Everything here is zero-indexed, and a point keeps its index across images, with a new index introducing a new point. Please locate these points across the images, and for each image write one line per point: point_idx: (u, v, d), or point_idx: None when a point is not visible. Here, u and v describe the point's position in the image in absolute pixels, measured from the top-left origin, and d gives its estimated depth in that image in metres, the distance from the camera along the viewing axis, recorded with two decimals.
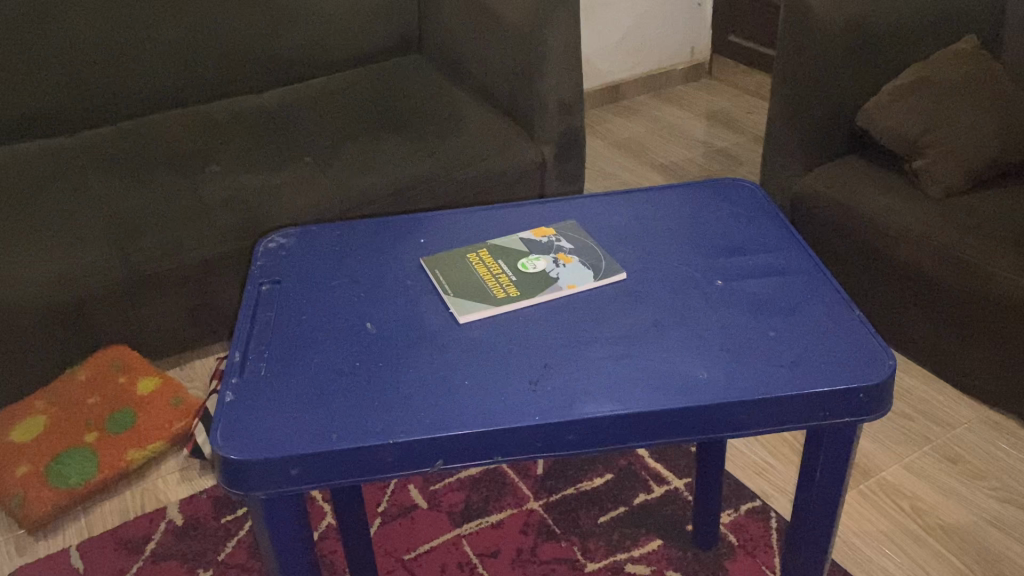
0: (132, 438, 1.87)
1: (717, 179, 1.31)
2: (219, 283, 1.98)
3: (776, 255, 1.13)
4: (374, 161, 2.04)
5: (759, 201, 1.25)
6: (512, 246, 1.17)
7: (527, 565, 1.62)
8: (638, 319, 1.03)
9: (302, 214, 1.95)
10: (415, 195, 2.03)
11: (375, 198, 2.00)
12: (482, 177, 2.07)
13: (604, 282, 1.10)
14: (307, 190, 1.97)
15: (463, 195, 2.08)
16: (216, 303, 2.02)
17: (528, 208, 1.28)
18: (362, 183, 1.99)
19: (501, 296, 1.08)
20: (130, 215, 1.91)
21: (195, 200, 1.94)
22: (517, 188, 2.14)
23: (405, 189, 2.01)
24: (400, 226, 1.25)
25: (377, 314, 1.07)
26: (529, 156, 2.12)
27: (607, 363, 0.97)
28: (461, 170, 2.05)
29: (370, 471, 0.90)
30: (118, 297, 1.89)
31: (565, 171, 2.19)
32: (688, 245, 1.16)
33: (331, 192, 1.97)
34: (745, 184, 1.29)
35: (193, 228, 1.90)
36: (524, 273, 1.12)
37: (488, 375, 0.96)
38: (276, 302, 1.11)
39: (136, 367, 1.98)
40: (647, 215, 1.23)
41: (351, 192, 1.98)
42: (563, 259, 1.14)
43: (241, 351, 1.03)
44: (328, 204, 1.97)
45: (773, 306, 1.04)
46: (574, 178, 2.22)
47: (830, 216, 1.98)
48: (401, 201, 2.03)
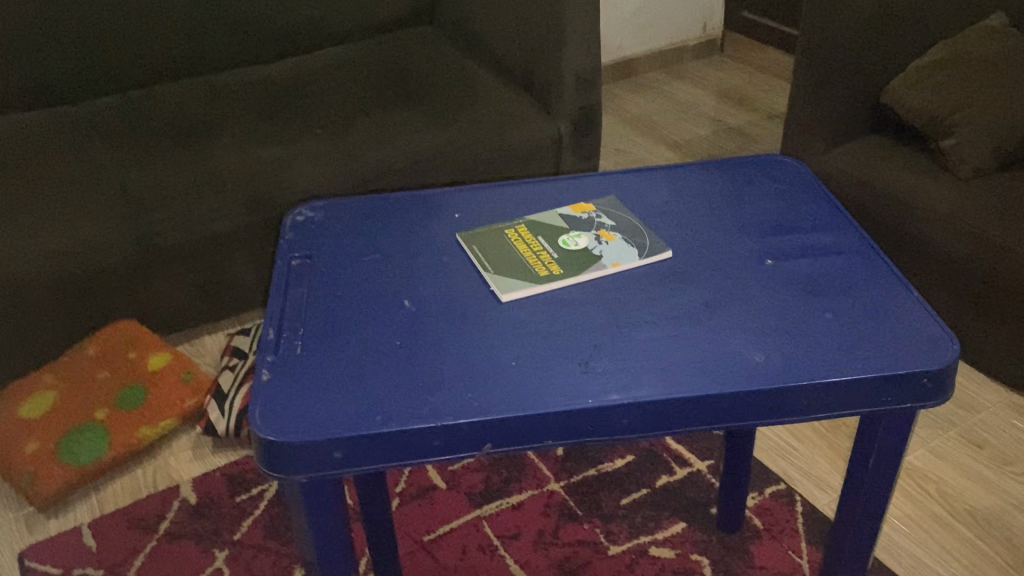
0: (143, 415, 1.83)
1: (758, 154, 1.27)
2: (231, 257, 1.94)
3: (827, 234, 1.10)
4: (389, 135, 1.99)
5: (804, 179, 1.21)
6: (551, 222, 1.13)
7: (549, 548, 1.59)
8: (689, 299, 0.99)
9: (315, 189, 1.90)
10: (431, 169, 1.99)
11: (390, 172, 1.95)
12: (498, 152, 2.02)
13: (649, 260, 1.06)
14: (323, 163, 1.92)
15: (481, 171, 2.03)
16: (227, 278, 1.98)
17: (563, 182, 1.24)
18: (378, 158, 1.94)
19: (544, 273, 1.04)
20: (140, 187, 1.86)
21: (205, 173, 1.90)
22: (534, 164, 2.09)
23: (421, 164, 1.96)
24: (432, 201, 1.21)
25: (414, 291, 1.03)
26: (547, 132, 2.06)
27: (659, 344, 0.93)
28: (477, 145, 2.01)
29: (416, 454, 0.86)
30: (128, 271, 1.84)
31: (584, 147, 2.14)
32: (733, 223, 1.12)
33: (345, 166, 1.92)
34: (788, 161, 1.25)
35: (206, 201, 1.85)
36: (566, 250, 1.08)
37: (535, 357, 0.92)
38: (309, 278, 1.07)
39: (146, 343, 1.93)
40: (688, 192, 1.19)
41: (364, 166, 1.93)
42: (604, 236, 1.10)
43: (275, 328, 0.98)
44: (343, 178, 1.92)
45: (826, 286, 1.01)
46: (592, 155, 2.17)
47: (855, 196, 1.94)
48: (417, 175, 1.98)
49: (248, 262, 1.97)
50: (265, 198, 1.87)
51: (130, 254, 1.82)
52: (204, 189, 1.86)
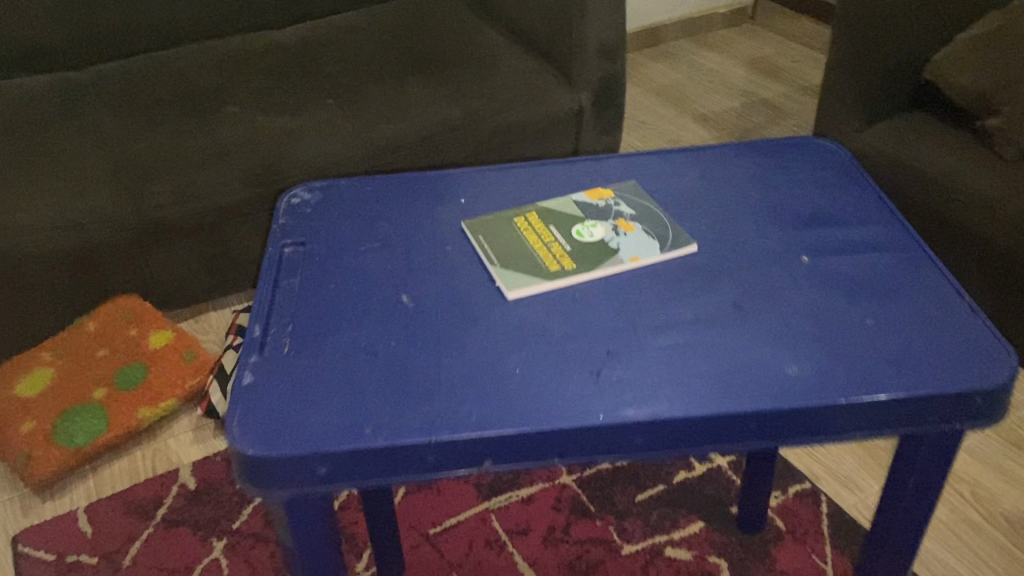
0: (143, 395, 1.77)
1: (792, 136, 1.16)
2: (235, 231, 1.86)
3: (868, 228, 0.99)
4: (400, 106, 1.89)
5: (843, 164, 1.11)
6: (564, 210, 1.04)
7: (559, 546, 1.52)
8: (714, 301, 0.90)
9: (322, 161, 1.81)
10: (444, 143, 1.89)
11: (401, 145, 1.85)
12: (515, 126, 1.93)
13: (672, 254, 0.96)
14: (331, 135, 1.83)
15: (496, 146, 1.94)
16: (231, 253, 1.90)
17: (579, 164, 1.14)
18: (389, 129, 1.85)
19: (555, 269, 0.95)
20: (142, 156, 1.78)
21: (210, 142, 1.81)
22: (552, 138, 1.99)
23: (434, 137, 1.87)
24: (437, 183, 1.12)
25: (413, 286, 0.95)
26: (566, 104, 1.96)
27: (680, 353, 0.84)
28: (493, 118, 1.91)
29: (408, 471, 0.78)
30: (128, 244, 1.77)
31: (605, 121, 2.04)
32: (765, 214, 1.02)
33: (354, 138, 1.82)
34: (826, 144, 1.14)
35: (209, 173, 1.77)
36: (579, 242, 0.99)
37: (542, 364, 0.84)
38: (301, 268, 0.99)
39: (148, 319, 1.87)
40: (715, 179, 1.09)
41: (374, 139, 1.84)
42: (622, 226, 1.01)
43: (261, 325, 0.90)
44: (351, 150, 1.83)
45: (867, 288, 0.91)
46: (613, 128, 2.07)
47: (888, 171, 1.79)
48: (430, 149, 1.88)
49: (252, 237, 1.89)
50: (271, 170, 1.79)
51: (131, 226, 1.74)
52: (208, 159, 1.78)
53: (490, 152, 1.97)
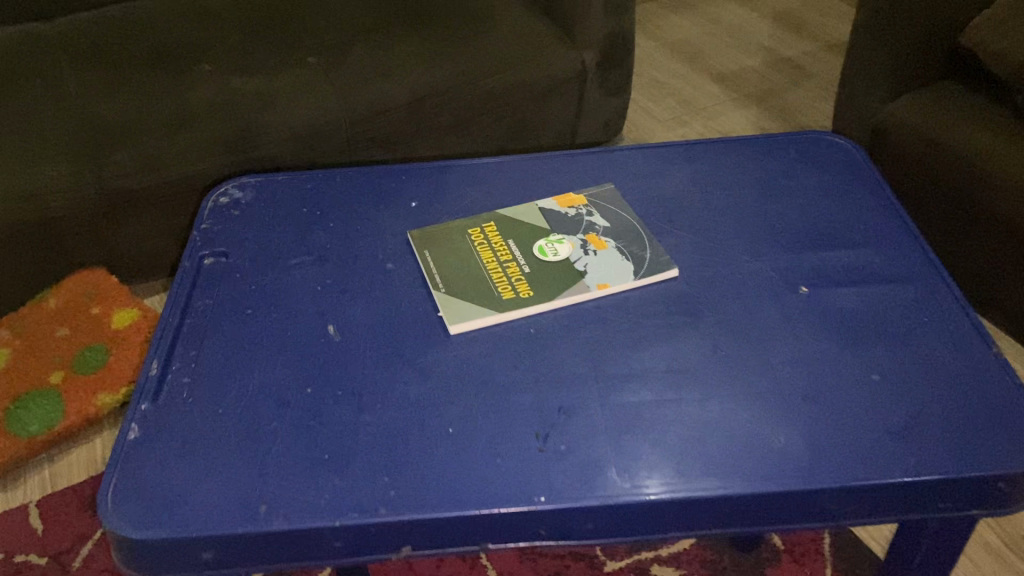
0: (110, 376, 1.35)
1: (800, 133, 1.00)
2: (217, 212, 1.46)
3: (881, 253, 0.84)
4: (386, 66, 1.50)
5: (856, 167, 0.95)
6: (528, 220, 0.90)
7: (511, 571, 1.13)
8: (692, 346, 0.76)
9: (301, 128, 1.41)
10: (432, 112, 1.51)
11: (388, 115, 1.48)
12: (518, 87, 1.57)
13: (648, 280, 0.82)
14: (321, 96, 1.44)
15: (498, 115, 1.60)
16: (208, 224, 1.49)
17: (552, 160, 0.99)
18: (380, 89, 1.47)
19: (510, 296, 0.81)
20: (92, 117, 1.38)
21: (175, 103, 1.40)
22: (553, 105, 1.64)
23: (429, 99, 1.49)
24: (387, 181, 0.97)
25: (339, 311, 0.81)
26: (565, 62, 1.62)
27: (648, 417, 0.70)
28: (491, 79, 1.54)
29: (311, 557, 0.65)
30: (79, 224, 1.37)
31: (609, 82, 1.71)
32: (761, 228, 0.87)
33: (338, 102, 1.44)
34: (838, 142, 0.99)
35: (182, 138, 1.37)
36: (541, 262, 0.84)
37: (482, 423, 0.70)
38: (218, 285, 0.85)
39: (113, 295, 1.45)
40: (707, 183, 0.94)
41: (358, 104, 1.45)
42: (592, 242, 0.87)
43: (160, 362, 0.77)
44: (342, 114, 1.45)
45: (878, 331, 0.76)
46: (619, 90, 1.76)
47: (918, 160, 1.40)
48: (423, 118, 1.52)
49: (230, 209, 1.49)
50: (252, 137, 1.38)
51: (81, 205, 1.33)
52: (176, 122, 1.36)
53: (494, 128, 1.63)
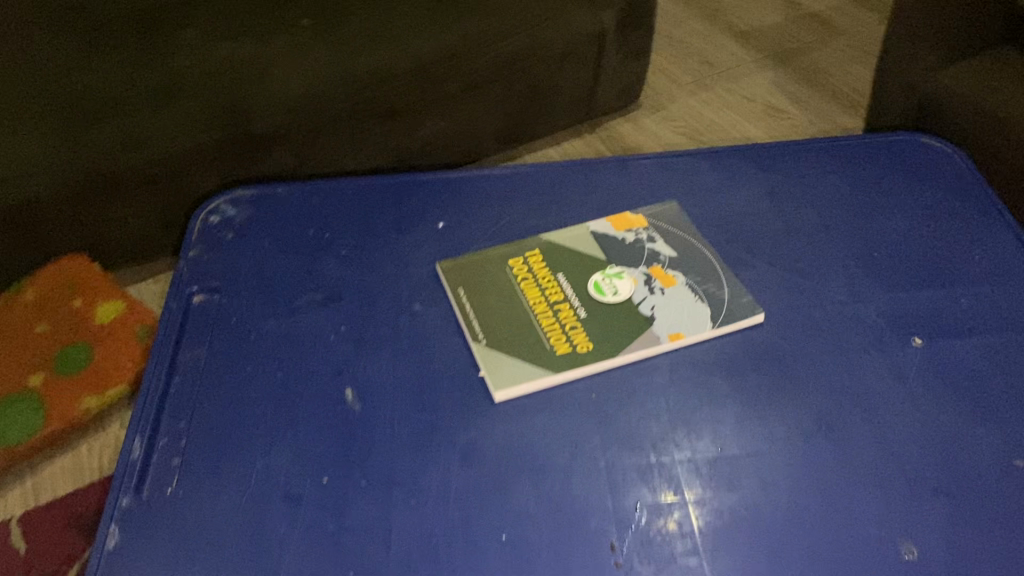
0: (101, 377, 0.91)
1: (891, 136, 0.86)
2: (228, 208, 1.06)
3: (1007, 292, 0.70)
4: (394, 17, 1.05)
5: (957, 177, 0.81)
6: (579, 247, 0.76)
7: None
8: (790, 417, 0.63)
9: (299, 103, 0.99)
10: (442, 76, 1.08)
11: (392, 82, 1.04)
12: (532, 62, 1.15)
13: (728, 327, 0.68)
14: (326, 57, 1.01)
15: (516, 98, 1.19)
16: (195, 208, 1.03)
17: (600, 167, 0.84)
18: (382, 51, 1.02)
19: (564, 351, 0.67)
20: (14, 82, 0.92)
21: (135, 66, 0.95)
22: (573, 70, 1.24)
23: (443, 66, 1.07)
24: (407, 196, 0.83)
25: (359, 367, 0.67)
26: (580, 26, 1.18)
27: (746, 522, 0.57)
28: (514, 38, 1.11)
29: None
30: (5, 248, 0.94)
31: (631, 44, 1.27)
32: (859, 260, 0.74)
33: (337, 68, 1.00)
34: (933, 145, 0.84)
35: (180, 110, 0.94)
36: (598, 305, 0.71)
37: (540, 527, 0.57)
38: (211, 332, 0.71)
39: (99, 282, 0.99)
40: (787, 198, 0.79)
41: (361, 71, 1.02)
42: (658, 278, 0.73)
43: (144, 440, 0.64)
44: (346, 84, 1.01)
45: (1014, 399, 0.63)
46: (642, 50, 1.30)
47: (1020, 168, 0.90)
48: (430, 99, 1.10)
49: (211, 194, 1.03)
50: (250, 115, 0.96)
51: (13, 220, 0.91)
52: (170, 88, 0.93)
53: (508, 117, 1.22)
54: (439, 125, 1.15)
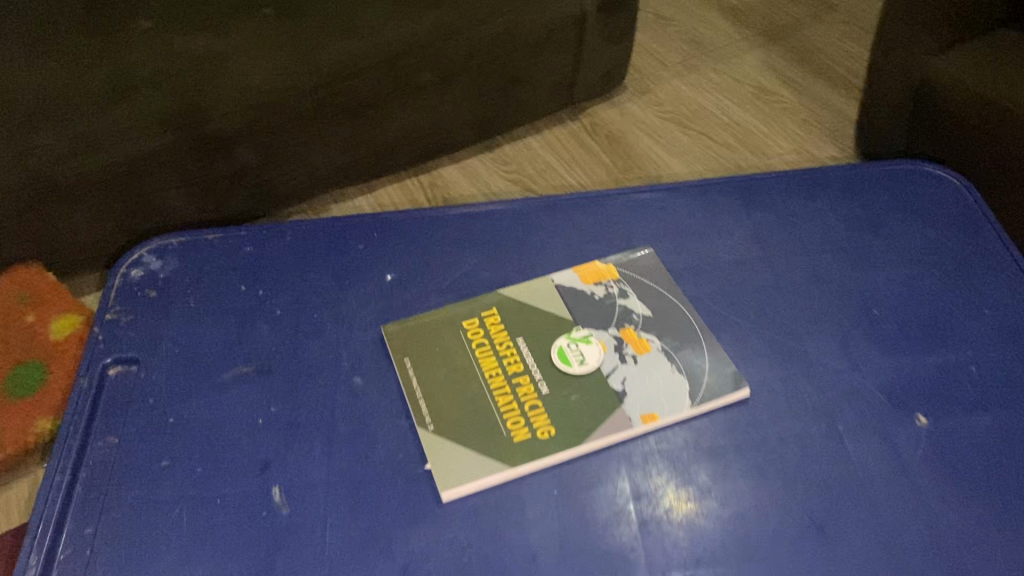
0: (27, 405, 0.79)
1: (893, 166, 0.78)
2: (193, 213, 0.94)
3: (1021, 357, 0.63)
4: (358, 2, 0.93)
5: (963, 214, 0.73)
6: (542, 305, 0.67)
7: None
8: (778, 518, 0.55)
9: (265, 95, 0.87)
10: (410, 66, 0.96)
11: (357, 72, 0.92)
12: (508, 52, 1.04)
13: (708, 405, 0.61)
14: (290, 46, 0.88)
15: (489, 93, 1.08)
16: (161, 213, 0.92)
17: (568, 207, 0.76)
18: (348, 40, 0.90)
19: (523, 437, 0.59)
20: None
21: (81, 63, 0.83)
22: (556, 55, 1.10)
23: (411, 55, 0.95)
24: (353, 240, 0.74)
25: (292, 456, 0.59)
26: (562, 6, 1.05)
27: None
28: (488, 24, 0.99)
29: None
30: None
31: (613, 25, 1.13)
32: (856, 318, 0.66)
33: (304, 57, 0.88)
34: (934, 177, 0.76)
35: None
36: (562, 378, 0.62)
37: None
38: (126, 415, 0.63)
39: (50, 297, 0.88)
40: (775, 243, 0.71)
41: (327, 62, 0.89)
42: (630, 343, 0.64)
43: (41, 553, 0.56)
44: (309, 79, 0.89)
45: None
46: (628, 32, 1.16)
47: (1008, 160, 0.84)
48: (398, 92, 0.98)
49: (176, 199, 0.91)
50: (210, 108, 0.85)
51: None
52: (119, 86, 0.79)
53: (482, 113, 1.10)
54: (412, 120, 1.03)
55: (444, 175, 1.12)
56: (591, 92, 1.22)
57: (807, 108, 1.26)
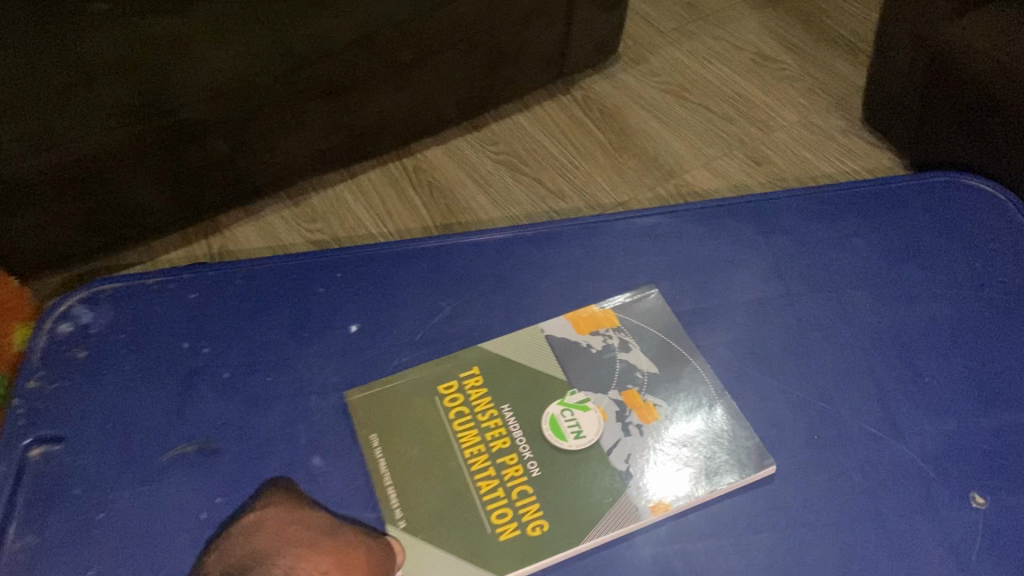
0: None
1: (916, 182, 0.69)
2: (166, 208, 0.86)
3: None
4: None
5: (1004, 239, 0.65)
6: (531, 363, 0.58)
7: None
8: None
9: (240, 81, 0.77)
10: (389, 47, 0.86)
11: (336, 56, 0.82)
12: (494, 28, 0.93)
13: (726, 486, 0.52)
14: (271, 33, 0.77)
15: (475, 70, 0.97)
16: (127, 206, 0.83)
17: (558, 237, 0.66)
18: (330, 17, 0.80)
19: (511, 534, 0.50)
20: None
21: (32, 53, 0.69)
22: (544, 30, 0.99)
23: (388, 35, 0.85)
24: (313, 281, 0.64)
25: (240, 549, 0.50)
26: None
27: None
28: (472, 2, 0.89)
29: None
30: None
31: None
32: (896, 371, 0.57)
33: (283, 41, 0.77)
34: (968, 195, 0.68)
35: (90, 102, 0.71)
36: (555, 455, 0.53)
37: None
38: (48, 510, 0.53)
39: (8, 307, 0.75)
40: (797, 281, 0.62)
41: (305, 46, 0.79)
42: (634, 409, 0.55)
43: None
44: (287, 65, 0.79)
45: None
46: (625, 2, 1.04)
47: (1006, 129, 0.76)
48: (377, 74, 0.88)
49: (144, 190, 0.82)
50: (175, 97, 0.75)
51: None
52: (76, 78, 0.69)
53: (468, 89, 0.99)
54: (389, 102, 0.93)
55: (429, 162, 1.00)
56: (581, 73, 1.11)
57: (813, 77, 1.11)
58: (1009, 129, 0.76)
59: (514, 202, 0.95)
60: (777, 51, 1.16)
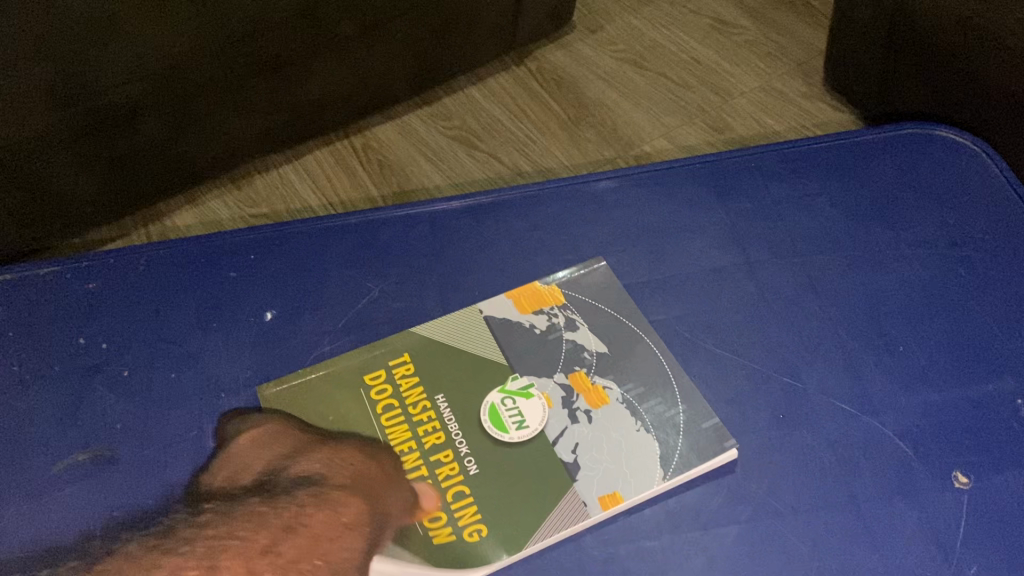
0: None
1: (881, 136, 0.64)
2: (95, 198, 0.74)
3: None
4: None
5: (978, 195, 0.60)
6: (467, 347, 0.52)
7: (259, 532, 0.44)
8: None
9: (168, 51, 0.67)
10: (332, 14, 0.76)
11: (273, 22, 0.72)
12: None
13: (685, 477, 0.47)
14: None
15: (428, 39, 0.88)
16: (50, 201, 0.71)
17: (497, 207, 0.60)
18: None
19: (446, 540, 0.44)
20: None
21: None
22: None
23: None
24: (227, 265, 0.57)
25: (136, 565, 0.43)
26: None
27: None
28: None
29: None
30: None
31: None
32: (868, 342, 0.52)
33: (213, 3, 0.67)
34: (939, 151, 0.63)
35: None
36: (494, 449, 0.48)
37: None
38: None
39: None
40: (758, 246, 0.57)
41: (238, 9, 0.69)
42: (582, 393, 0.50)
43: None
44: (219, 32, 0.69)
45: None
46: None
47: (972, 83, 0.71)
48: (321, 47, 0.78)
49: (67, 181, 0.71)
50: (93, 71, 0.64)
51: None
52: None
53: (415, 57, 0.89)
54: (335, 78, 0.83)
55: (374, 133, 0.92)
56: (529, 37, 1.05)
57: (770, 38, 1.06)
58: (983, 89, 0.70)
59: (467, 175, 0.88)
60: (737, 15, 1.10)
